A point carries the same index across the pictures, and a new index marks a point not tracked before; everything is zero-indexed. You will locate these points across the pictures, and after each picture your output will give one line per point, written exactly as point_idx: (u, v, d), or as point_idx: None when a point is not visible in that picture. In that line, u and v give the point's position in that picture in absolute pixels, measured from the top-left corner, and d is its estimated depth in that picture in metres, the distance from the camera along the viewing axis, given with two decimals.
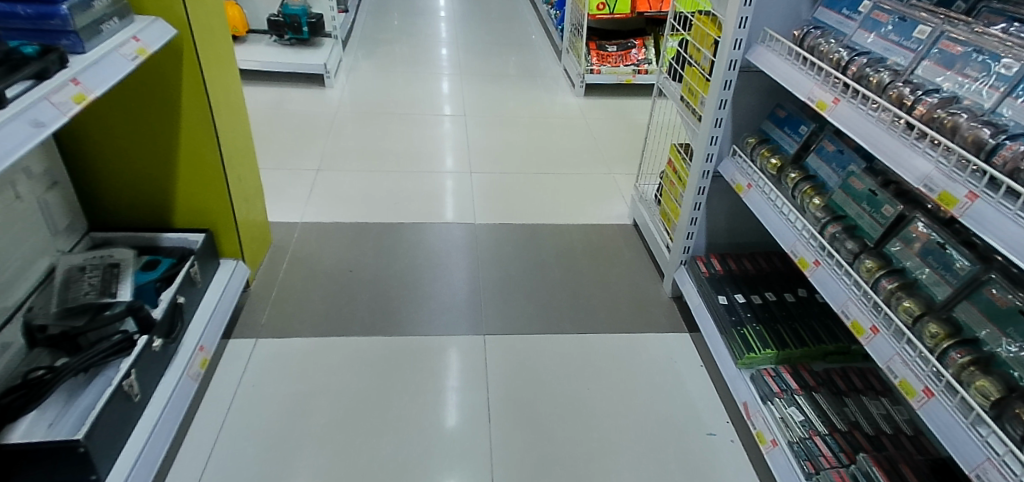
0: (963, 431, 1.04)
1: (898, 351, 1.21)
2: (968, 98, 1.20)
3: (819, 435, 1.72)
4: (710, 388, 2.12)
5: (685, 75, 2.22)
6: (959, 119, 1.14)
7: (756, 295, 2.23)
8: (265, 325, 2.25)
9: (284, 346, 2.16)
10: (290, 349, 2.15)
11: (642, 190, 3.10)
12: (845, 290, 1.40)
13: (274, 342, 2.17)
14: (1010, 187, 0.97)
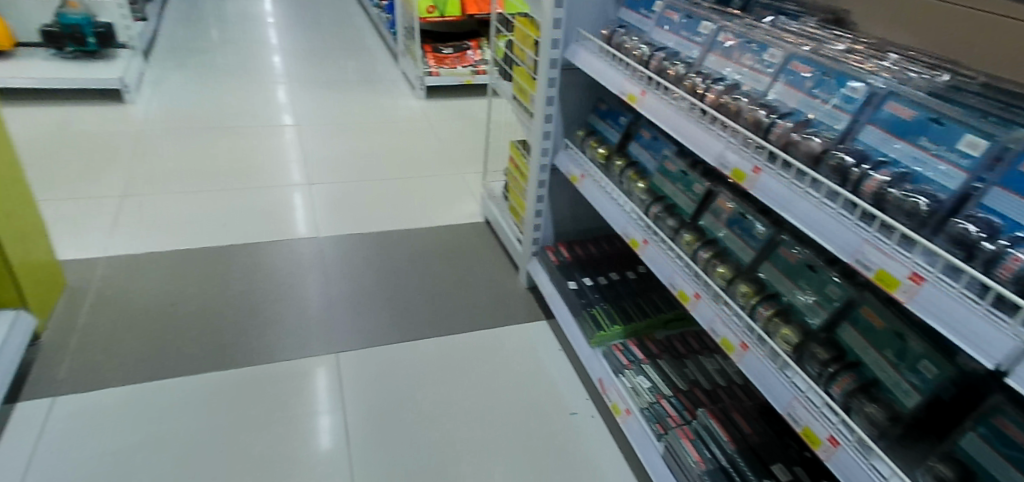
0: (774, 377, 1.17)
1: (719, 313, 1.35)
2: (746, 84, 1.32)
3: (665, 397, 1.87)
4: (569, 370, 2.21)
5: (514, 75, 2.28)
6: (741, 103, 1.26)
7: (602, 276, 2.36)
8: (65, 380, 1.96)
9: (91, 401, 1.90)
10: (99, 403, 1.90)
11: (491, 187, 3.15)
12: (672, 264, 1.54)
13: (76, 398, 1.90)
14: (785, 160, 1.10)
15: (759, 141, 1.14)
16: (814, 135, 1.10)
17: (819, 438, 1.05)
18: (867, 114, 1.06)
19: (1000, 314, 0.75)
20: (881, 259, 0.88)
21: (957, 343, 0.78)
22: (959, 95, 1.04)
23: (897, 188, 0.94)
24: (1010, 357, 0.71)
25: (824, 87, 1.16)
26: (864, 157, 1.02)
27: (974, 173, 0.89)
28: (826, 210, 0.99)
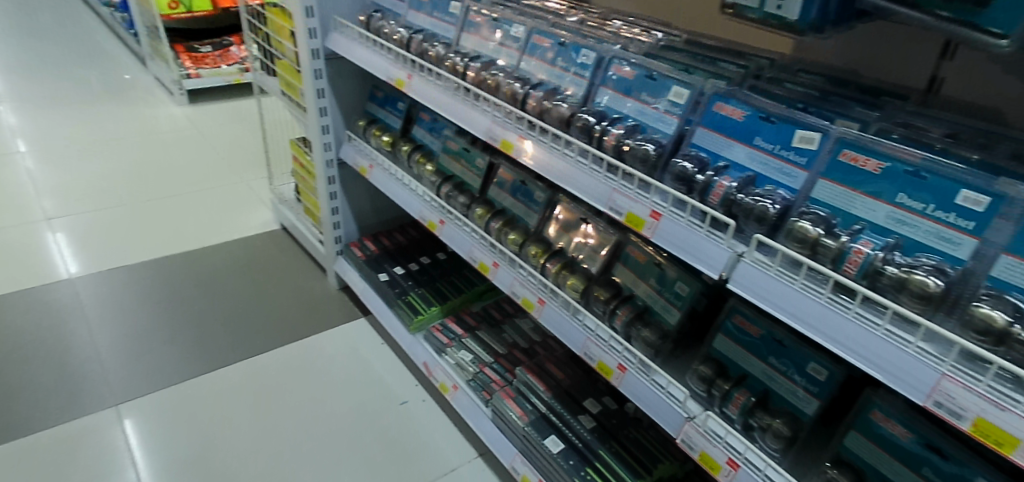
0: (570, 322, 1.31)
1: (516, 276, 1.46)
2: (501, 60, 1.40)
3: (487, 365, 1.94)
4: (393, 362, 2.19)
5: (278, 70, 2.15)
6: (499, 78, 1.32)
7: (413, 262, 2.37)
8: None
9: None
10: None
11: (280, 190, 2.96)
12: (469, 238, 1.59)
13: None
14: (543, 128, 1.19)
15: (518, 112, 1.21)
16: (561, 101, 1.20)
17: (610, 368, 1.21)
18: (600, 77, 1.19)
19: (717, 232, 0.91)
20: (628, 203, 1.00)
21: (686, 260, 0.93)
22: (662, 53, 1.23)
23: (631, 140, 1.07)
24: (727, 265, 0.88)
25: (565, 55, 1.26)
26: (603, 116, 1.15)
27: (684, 116, 1.06)
28: (581, 167, 1.10)
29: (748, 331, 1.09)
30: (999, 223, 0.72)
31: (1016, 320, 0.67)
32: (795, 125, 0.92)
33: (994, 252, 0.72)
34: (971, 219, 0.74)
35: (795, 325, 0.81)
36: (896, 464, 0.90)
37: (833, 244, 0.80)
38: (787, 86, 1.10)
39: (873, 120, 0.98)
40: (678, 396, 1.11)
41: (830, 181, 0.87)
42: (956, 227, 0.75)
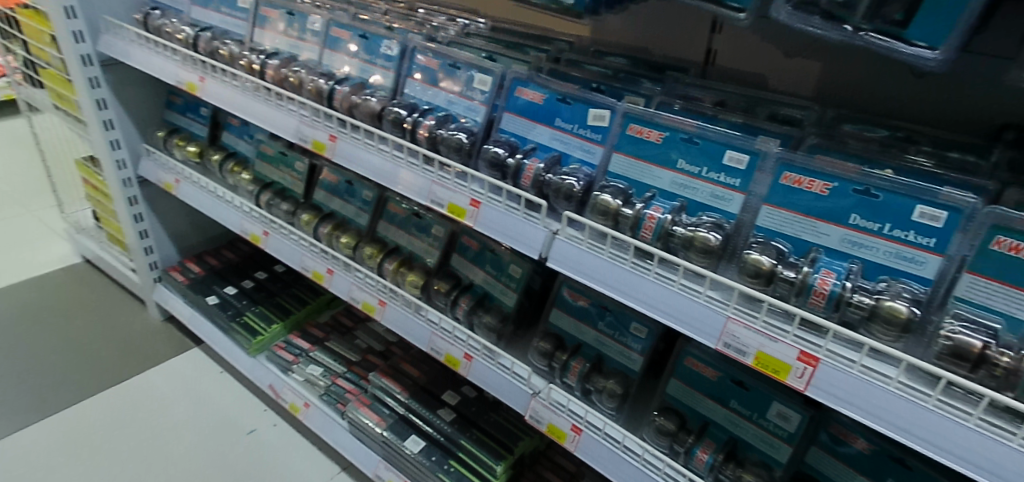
0: (414, 319, 1.33)
1: (352, 281, 1.42)
2: (302, 56, 1.33)
3: (340, 376, 1.85)
4: (235, 389, 2.02)
5: (43, 80, 1.87)
6: (301, 74, 1.26)
7: (247, 279, 2.19)
8: None
9: None
10: None
11: (77, 219, 2.59)
12: (297, 247, 1.51)
13: None
14: (355, 124, 1.14)
15: (327, 109, 1.15)
16: (370, 95, 1.17)
17: (457, 359, 1.27)
18: (405, 68, 1.17)
19: (533, 213, 0.94)
20: (448, 194, 1.01)
21: (509, 244, 0.95)
22: (467, 41, 1.23)
23: (444, 129, 1.06)
24: (545, 245, 0.92)
25: (369, 47, 1.22)
26: (414, 107, 1.13)
27: (490, 103, 1.07)
28: (398, 162, 1.08)
29: (578, 301, 1.21)
30: (761, 177, 0.84)
31: (778, 261, 0.78)
32: (588, 105, 0.97)
33: (757, 203, 0.84)
34: (738, 177, 0.86)
35: (607, 293, 0.87)
36: (706, 401, 1.08)
37: (630, 213, 0.87)
38: (587, 68, 1.17)
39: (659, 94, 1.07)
40: (522, 374, 1.21)
41: (622, 155, 0.94)
42: (727, 185, 0.86)
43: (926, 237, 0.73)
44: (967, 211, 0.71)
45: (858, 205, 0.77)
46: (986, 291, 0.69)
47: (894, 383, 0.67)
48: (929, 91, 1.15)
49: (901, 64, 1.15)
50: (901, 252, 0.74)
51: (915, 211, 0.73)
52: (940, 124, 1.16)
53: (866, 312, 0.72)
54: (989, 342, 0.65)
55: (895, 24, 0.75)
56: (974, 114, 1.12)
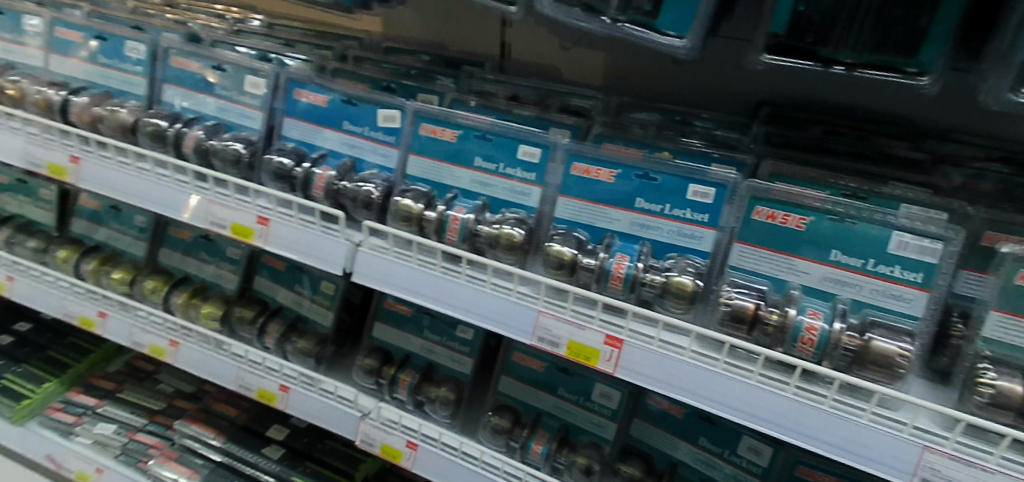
0: (216, 357, 1.18)
1: (133, 323, 1.22)
2: (20, 64, 1.15)
3: (140, 430, 1.60)
4: (3, 472, 1.68)
5: None
6: (21, 84, 1.07)
7: (3, 335, 1.81)
8: None
9: None
10: None
11: None
12: (55, 291, 1.26)
13: None
14: (102, 140, 0.97)
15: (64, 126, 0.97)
16: (119, 106, 1.03)
17: (272, 392, 1.15)
18: (159, 71, 1.07)
19: (332, 226, 0.87)
20: (230, 213, 0.90)
21: (310, 263, 0.87)
22: (236, 39, 1.18)
23: (216, 140, 0.98)
24: (348, 259, 0.85)
25: (108, 55, 1.09)
26: (177, 117, 1.01)
27: (267, 107, 1.01)
28: (164, 181, 0.93)
29: (396, 309, 1.22)
30: (553, 167, 0.89)
31: (578, 251, 0.83)
32: (377, 106, 0.95)
33: (552, 194, 0.89)
34: (533, 171, 0.90)
35: (417, 302, 0.83)
36: (539, 394, 1.17)
37: (433, 216, 0.85)
38: (377, 66, 1.18)
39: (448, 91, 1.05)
40: (348, 397, 1.12)
41: (418, 156, 0.93)
42: (525, 180, 0.90)
43: (701, 214, 0.84)
44: (730, 186, 0.83)
45: (643, 190, 0.86)
46: (754, 258, 0.81)
47: (688, 354, 0.76)
48: (692, 78, 1.28)
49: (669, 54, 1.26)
50: (683, 230, 0.84)
51: (689, 191, 0.84)
52: (709, 106, 1.29)
53: (661, 289, 0.79)
54: (759, 303, 0.76)
55: (647, 16, 0.81)
56: (733, 95, 1.27)
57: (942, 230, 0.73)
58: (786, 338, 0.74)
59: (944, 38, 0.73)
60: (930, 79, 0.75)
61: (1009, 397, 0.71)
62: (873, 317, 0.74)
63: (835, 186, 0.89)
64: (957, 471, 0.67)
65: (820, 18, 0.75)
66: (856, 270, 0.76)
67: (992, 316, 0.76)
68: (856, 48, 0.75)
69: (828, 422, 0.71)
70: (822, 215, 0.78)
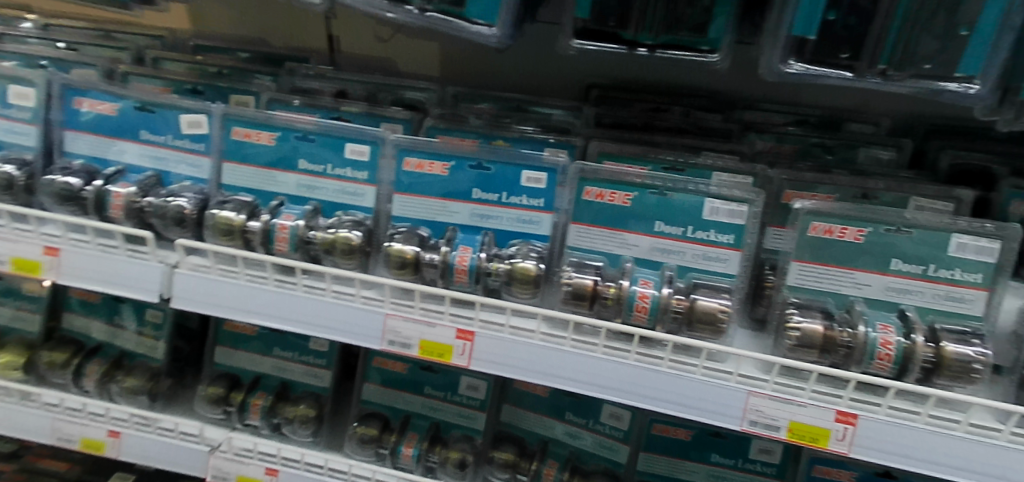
0: (24, 410, 1.03)
1: None
2: None
3: None
4: None
5: None
6: None
7: None
8: None
9: None
10: None
11: None
12: None
13: None
14: None
15: None
16: None
17: (99, 440, 1.02)
18: None
19: (140, 248, 0.80)
20: (9, 247, 0.80)
21: (119, 293, 0.79)
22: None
23: None
24: (164, 284, 0.78)
25: None
26: None
27: (42, 120, 0.93)
28: None
29: (249, 334, 1.13)
30: (384, 163, 0.88)
31: (420, 248, 0.82)
32: (178, 111, 0.91)
33: (387, 191, 0.88)
34: (364, 170, 0.88)
35: (250, 321, 0.78)
36: (403, 394, 1.18)
37: (257, 227, 0.81)
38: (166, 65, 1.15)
39: (266, 92, 1.03)
40: (192, 432, 1.02)
41: (233, 164, 0.90)
42: (356, 180, 0.88)
43: (538, 199, 0.87)
44: (560, 168, 0.87)
45: (478, 180, 0.87)
46: (588, 236, 0.88)
47: (539, 336, 0.80)
48: (524, 64, 1.31)
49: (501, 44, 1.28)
50: (522, 216, 0.88)
51: (523, 177, 0.87)
52: (544, 92, 1.33)
53: (508, 276, 0.82)
54: (598, 279, 0.84)
55: (454, 5, 0.81)
56: (565, 79, 1.31)
57: (742, 193, 0.85)
58: (623, 307, 0.82)
59: (726, 17, 0.79)
60: (720, 55, 0.81)
61: (811, 336, 0.82)
62: (697, 279, 0.85)
63: (656, 160, 0.97)
64: (775, 408, 0.79)
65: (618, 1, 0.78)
66: (678, 237, 0.87)
67: (793, 266, 0.89)
68: (654, 30, 0.78)
69: (669, 381, 0.79)
70: (645, 189, 0.87)
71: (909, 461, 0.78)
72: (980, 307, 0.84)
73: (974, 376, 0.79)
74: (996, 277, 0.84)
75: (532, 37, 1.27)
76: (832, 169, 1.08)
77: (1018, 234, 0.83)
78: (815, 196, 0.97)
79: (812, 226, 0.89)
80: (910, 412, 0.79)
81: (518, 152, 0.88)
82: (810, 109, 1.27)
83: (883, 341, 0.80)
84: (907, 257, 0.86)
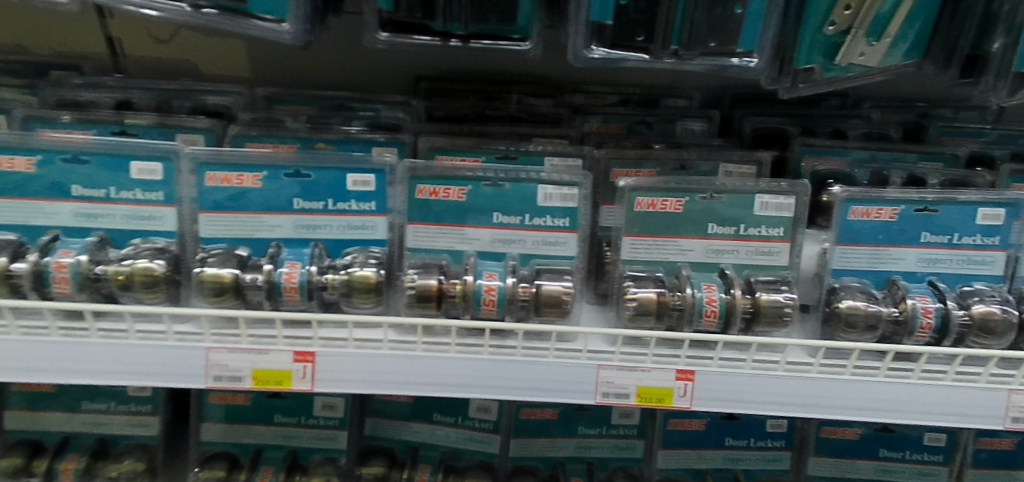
0: None
1: None
2: None
3: None
4: None
5: None
6: None
7: None
8: None
9: None
10: None
11: None
12: None
13: None
14: None
15: None
16: None
17: None
18: None
19: None
20: None
21: None
22: None
23: None
24: None
25: None
26: None
27: None
28: None
29: (43, 391, 0.99)
30: (181, 180, 0.79)
31: (241, 269, 0.75)
32: None
33: (189, 211, 0.79)
34: (157, 190, 0.79)
35: (37, 381, 0.70)
36: (252, 427, 1.09)
37: (24, 269, 0.70)
38: None
39: (19, 109, 0.92)
40: None
41: None
42: (150, 202, 0.79)
43: (368, 203, 0.83)
44: (387, 169, 0.83)
45: (297, 188, 0.81)
46: (427, 235, 0.85)
47: (387, 344, 0.78)
48: (336, 61, 1.26)
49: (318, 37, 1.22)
50: (352, 222, 0.83)
51: (347, 181, 0.82)
52: (368, 86, 1.29)
53: (344, 287, 0.77)
54: (442, 278, 0.82)
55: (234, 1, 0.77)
56: (391, 73, 1.28)
57: (571, 177, 0.87)
58: (471, 303, 0.81)
59: (531, 5, 0.78)
60: (531, 43, 0.80)
61: (646, 304, 0.87)
62: (539, 264, 0.87)
63: (489, 150, 0.96)
64: (622, 377, 0.84)
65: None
66: (516, 226, 0.87)
67: (625, 241, 0.94)
68: (462, 19, 0.76)
69: (523, 369, 0.81)
70: (478, 182, 0.86)
71: (741, 405, 0.85)
72: (785, 257, 0.94)
73: (786, 319, 0.88)
74: (794, 229, 0.94)
75: (343, 30, 1.22)
76: (654, 144, 1.14)
77: (807, 189, 0.94)
78: (639, 172, 1.02)
79: (637, 201, 0.93)
80: (737, 359, 0.87)
81: (339, 154, 0.83)
82: (631, 88, 1.33)
83: (708, 299, 0.87)
84: (722, 220, 0.94)
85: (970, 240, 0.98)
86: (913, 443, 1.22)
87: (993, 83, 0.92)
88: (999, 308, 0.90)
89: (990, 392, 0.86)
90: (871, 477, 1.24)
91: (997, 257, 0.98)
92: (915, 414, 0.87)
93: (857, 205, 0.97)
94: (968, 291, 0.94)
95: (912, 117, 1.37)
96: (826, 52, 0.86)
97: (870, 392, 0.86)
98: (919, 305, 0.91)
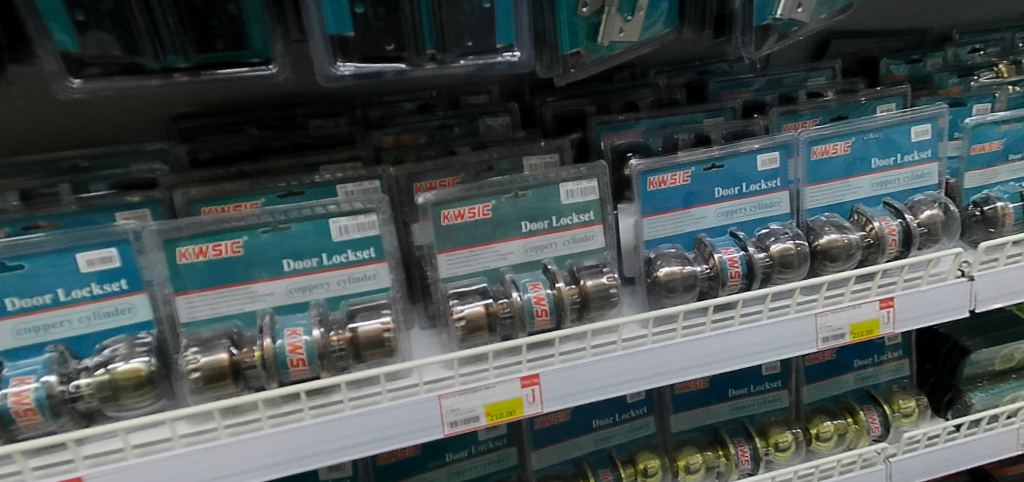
0: None
1: None
2: None
3: None
4: None
5: None
6: None
7: None
8: None
9: None
10: None
11: None
12: None
13: None
14: None
15: None
16: None
17: None
18: None
19: None
20: None
21: None
22: None
23: None
24: None
25: None
26: None
27: None
28: None
29: None
30: None
31: None
32: None
33: None
34: None
35: None
36: None
37: None
38: None
39: None
40: None
41: None
42: None
43: (116, 282, 0.72)
44: (132, 238, 0.72)
45: (11, 285, 0.68)
46: (206, 303, 0.75)
47: (179, 442, 0.67)
48: (62, 121, 1.11)
49: (15, 93, 1.05)
50: (102, 308, 0.71)
51: (80, 262, 0.70)
52: (118, 140, 1.16)
53: (105, 390, 0.66)
54: (233, 350, 0.71)
55: None
56: (142, 119, 1.16)
57: (365, 203, 0.79)
58: (275, 369, 0.71)
59: (263, 24, 0.74)
60: (277, 66, 0.76)
61: (476, 320, 0.82)
62: (352, 305, 0.78)
63: (268, 190, 0.86)
64: (466, 402, 0.78)
65: (113, 24, 0.67)
66: (314, 269, 0.78)
67: (441, 258, 0.89)
68: (180, 50, 0.70)
69: (355, 424, 0.73)
70: (254, 230, 0.76)
71: (591, 393, 0.84)
72: (601, 239, 0.94)
73: (614, 300, 0.88)
74: (603, 210, 0.94)
75: (48, 82, 1.06)
76: (457, 148, 1.09)
77: (605, 170, 0.94)
78: (443, 182, 0.96)
79: (443, 215, 0.88)
80: (578, 350, 0.85)
81: (64, 234, 0.71)
82: (427, 91, 1.28)
83: (536, 299, 0.83)
84: (533, 216, 0.92)
85: (756, 186, 1.05)
86: (754, 376, 1.31)
87: (741, 40, 0.99)
88: (792, 243, 0.97)
89: (802, 320, 0.92)
90: (726, 417, 1.31)
91: (781, 197, 1.06)
92: (744, 358, 0.91)
93: (654, 176, 0.99)
94: (765, 234, 1.00)
95: (693, 76, 1.46)
96: (588, 33, 0.87)
97: (702, 349, 0.88)
98: (726, 257, 0.94)
